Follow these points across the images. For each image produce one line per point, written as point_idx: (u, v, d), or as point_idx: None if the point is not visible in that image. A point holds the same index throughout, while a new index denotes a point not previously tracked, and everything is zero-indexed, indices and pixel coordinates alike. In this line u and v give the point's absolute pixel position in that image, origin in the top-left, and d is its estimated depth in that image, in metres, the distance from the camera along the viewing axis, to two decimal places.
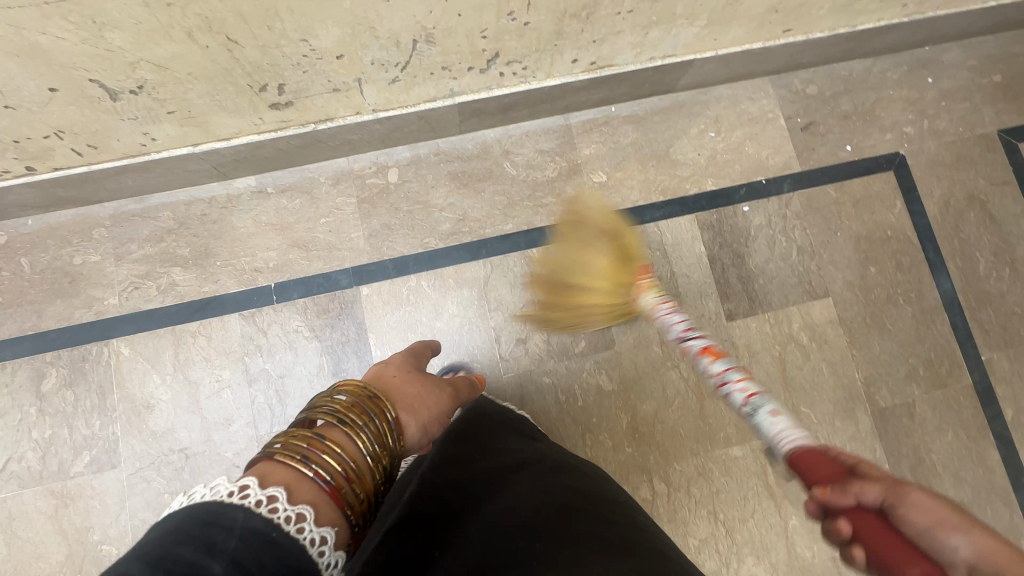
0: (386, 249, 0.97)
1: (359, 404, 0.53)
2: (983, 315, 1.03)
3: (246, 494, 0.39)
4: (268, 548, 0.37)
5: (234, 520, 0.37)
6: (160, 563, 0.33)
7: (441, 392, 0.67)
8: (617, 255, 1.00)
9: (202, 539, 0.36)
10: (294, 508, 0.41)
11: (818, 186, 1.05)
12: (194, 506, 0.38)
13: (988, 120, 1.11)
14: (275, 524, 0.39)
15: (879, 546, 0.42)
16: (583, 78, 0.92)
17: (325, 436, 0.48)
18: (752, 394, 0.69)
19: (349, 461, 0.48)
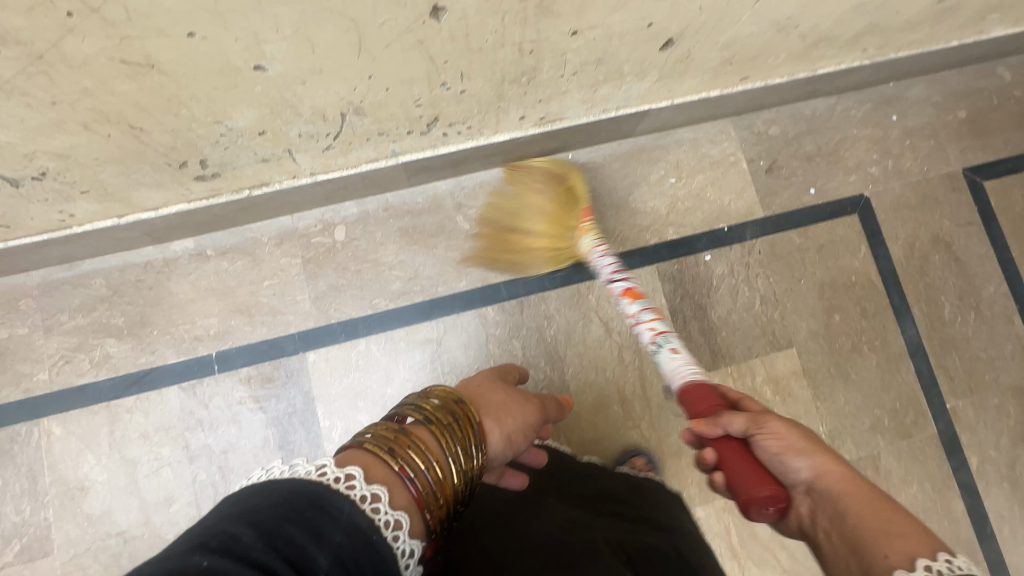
0: (334, 312, 0.93)
1: (449, 405, 0.53)
2: (948, 361, 1.01)
3: (353, 485, 0.42)
4: (366, 551, 0.39)
5: (340, 511, 0.40)
6: (270, 539, 0.36)
7: (533, 403, 0.65)
8: (576, 311, 0.97)
9: (311, 521, 0.38)
10: (392, 513, 0.42)
11: (780, 232, 1.03)
12: (301, 483, 0.40)
13: (953, 158, 1.09)
14: (376, 526, 0.41)
15: (730, 461, 0.52)
16: (533, 132, 0.88)
17: (410, 432, 0.49)
18: (659, 332, 0.79)
19: (433, 466, 0.48)
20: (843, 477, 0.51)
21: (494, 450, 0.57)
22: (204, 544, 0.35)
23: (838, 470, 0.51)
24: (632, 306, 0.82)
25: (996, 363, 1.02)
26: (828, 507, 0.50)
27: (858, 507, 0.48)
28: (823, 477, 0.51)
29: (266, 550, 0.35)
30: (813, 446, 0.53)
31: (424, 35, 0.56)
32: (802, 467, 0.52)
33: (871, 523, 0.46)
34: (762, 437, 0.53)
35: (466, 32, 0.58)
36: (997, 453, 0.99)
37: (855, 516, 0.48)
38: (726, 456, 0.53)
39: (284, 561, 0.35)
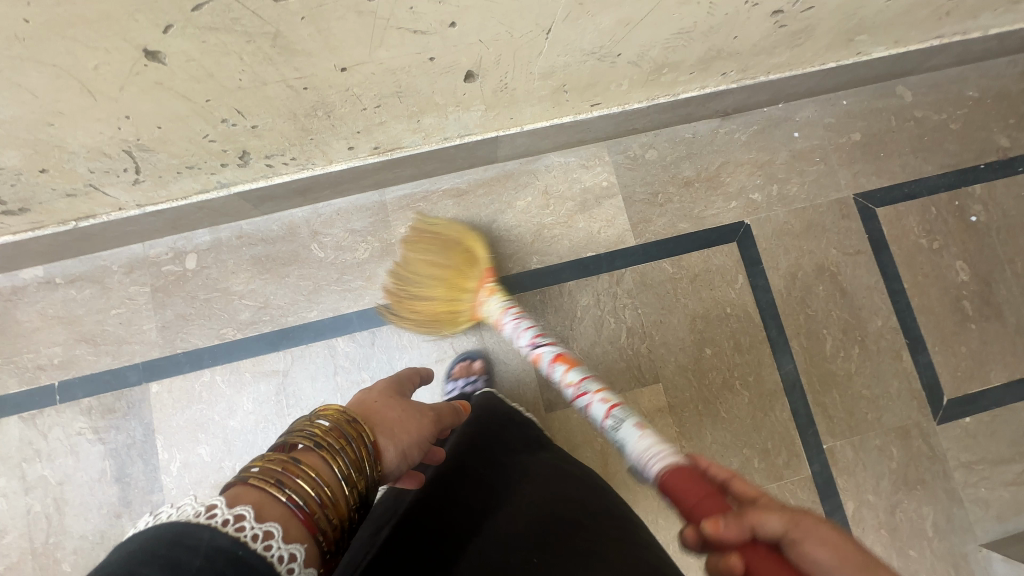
0: (180, 341, 0.92)
1: (339, 424, 0.47)
2: (828, 398, 0.96)
3: (213, 513, 0.35)
4: (235, 567, 0.33)
5: (200, 539, 0.33)
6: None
7: (428, 413, 0.59)
8: (430, 342, 0.94)
9: (165, 559, 0.31)
10: (262, 525, 0.36)
11: (652, 261, 0.99)
12: (159, 527, 0.34)
13: (844, 183, 1.04)
14: (242, 542, 0.34)
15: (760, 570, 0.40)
16: (373, 161, 0.86)
17: (302, 461, 0.43)
18: (614, 406, 0.62)
19: (323, 490, 0.42)
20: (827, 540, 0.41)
21: (392, 467, 0.51)
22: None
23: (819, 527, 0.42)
24: (569, 373, 0.70)
25: (880, 402, 0.96)
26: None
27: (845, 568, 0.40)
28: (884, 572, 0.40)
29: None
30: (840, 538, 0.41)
31: (161, 77, 0.55)
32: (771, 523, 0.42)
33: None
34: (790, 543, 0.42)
35: (207, 72, 0.56)
36: (876, 497, 0.94)
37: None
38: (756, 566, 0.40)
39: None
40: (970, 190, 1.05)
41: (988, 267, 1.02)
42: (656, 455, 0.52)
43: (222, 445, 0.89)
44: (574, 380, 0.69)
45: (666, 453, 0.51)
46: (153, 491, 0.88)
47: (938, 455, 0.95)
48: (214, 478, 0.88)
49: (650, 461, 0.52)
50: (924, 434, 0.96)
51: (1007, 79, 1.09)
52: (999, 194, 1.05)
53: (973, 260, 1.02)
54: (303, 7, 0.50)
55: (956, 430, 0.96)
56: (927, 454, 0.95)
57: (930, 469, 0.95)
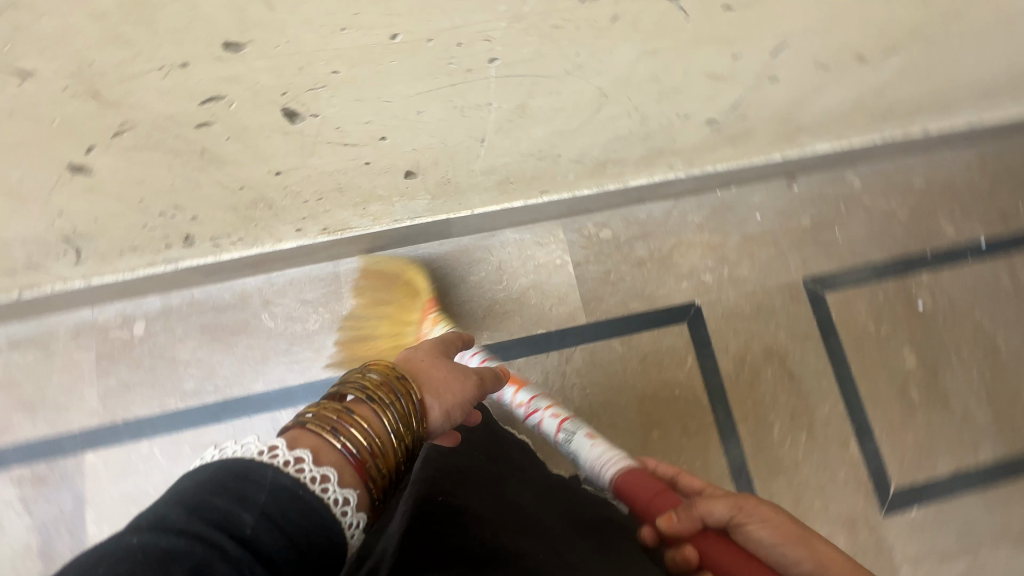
0: (121, 410, 0.91)
1: (388, 380, 0.49)
2: (774, 486, 0.96)
3: (276, 454, 0.39)
4: (294, 505, 0.37)
5: (264, 476, 0.38)
6: (194, 510, 0.35)
7: (474, 375, 0.59)
8: None
9: (233, 490, 0.36)
10: (319, 469, 0.40)
11: (602, 340, 0.99)
12: (223, 460, 0.38)
13: (794, 267, 1.06)
14: (302, 483, 0.38)
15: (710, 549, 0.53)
16: (323, 239, 0.87)
17: (354, 410, 0.45)
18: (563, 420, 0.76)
19: (375, 439, 0.45)
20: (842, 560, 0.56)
21: (434, 426, 0.53)
22: (137, 523, 0.34)
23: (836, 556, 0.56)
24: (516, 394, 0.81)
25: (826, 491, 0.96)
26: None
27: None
28: (822, 561, 0.55)
29: (192, 520, 0.34)
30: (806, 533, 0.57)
31: (90, 184, 0.56)
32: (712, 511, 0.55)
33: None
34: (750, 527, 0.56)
35: (137, 179, 0.57)
36: None
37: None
38: (709, 550, 0.53)
39: (209, 525, 0.34)
40: (917, 277, 1.08)
41: (934, 354, 1.04)
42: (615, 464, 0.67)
43: None
44: (523, 402, 0.83)
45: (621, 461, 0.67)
46: None
47: (885, 548, 0.94)
48: None
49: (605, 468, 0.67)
50: (870, 525, 0.95)
51: (953, 169, 1.13)
52: (945, 282, 1.08)
53: (920, 347, 1.04)
54: (227, 131, 0.52)
55: (903, 522, 0.96)
56: (873, 547, 0.94)
57: (877, 562, 0.94)
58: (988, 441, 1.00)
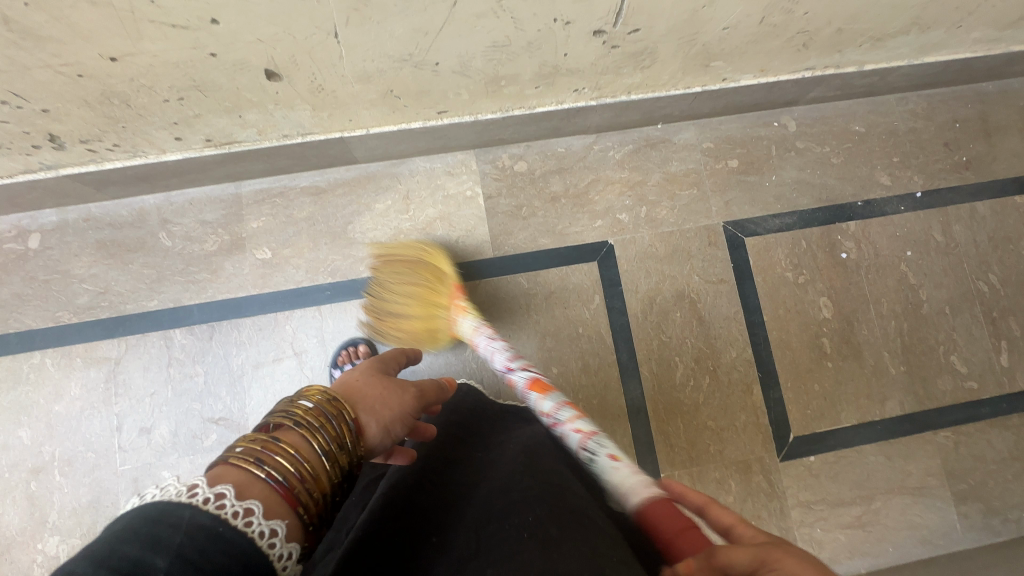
0: (13, 321, 0.91)
1: (318, 402, 0.46)
2: (671, 427, 0.95)
3: (195, 493, 0.35)
4: (214, 544, 0.32)
5: (183, 516, 0.33)
6: (99, 561, 0.29)
7: (411, 388, 0.57)
8: (268, 341, 0.93)
9: (146, 535, 0.31)
10: (241, 503, 0.35)
11: (508, 275, 0.97)
12: (140, 508, 0.33)
13: (716, 210, 1.02)
14: (223, 518, 0.34)
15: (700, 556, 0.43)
16: (211, 153, 0.85)
17: (280, 438, 0.42)
18: (589, 434, 0.62)
19: (303, 464, 0.41)
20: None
21: (374, 443, 0.50)
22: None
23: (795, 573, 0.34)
24: (544, 401, 0.69)
25: (724, 434, 0.95)
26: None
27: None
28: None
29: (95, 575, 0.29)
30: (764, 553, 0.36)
31: None
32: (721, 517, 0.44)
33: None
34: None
35: None
36: None
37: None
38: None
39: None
40: (844, 226, 1.04)
41: (852, 305, 1.01)
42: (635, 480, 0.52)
43: (43, 428, 0.88)
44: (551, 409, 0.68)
45: (647, 481, 0.51)
46: None
47: (777, 493, 0.94)
48: (31, 462, 0.87)
49: (627, 493, 0.51)
50: (765, 469, 0.95)
51: (896, 116, 1.08)
52: (873, 233, 1.04)
53: (838, 297, 1.01)
54: None
55: (799, 468, 0.95)
56: (766, 491, 0.94)
57: (767, 506, 0.94)
58: (897, 394, 0.99)
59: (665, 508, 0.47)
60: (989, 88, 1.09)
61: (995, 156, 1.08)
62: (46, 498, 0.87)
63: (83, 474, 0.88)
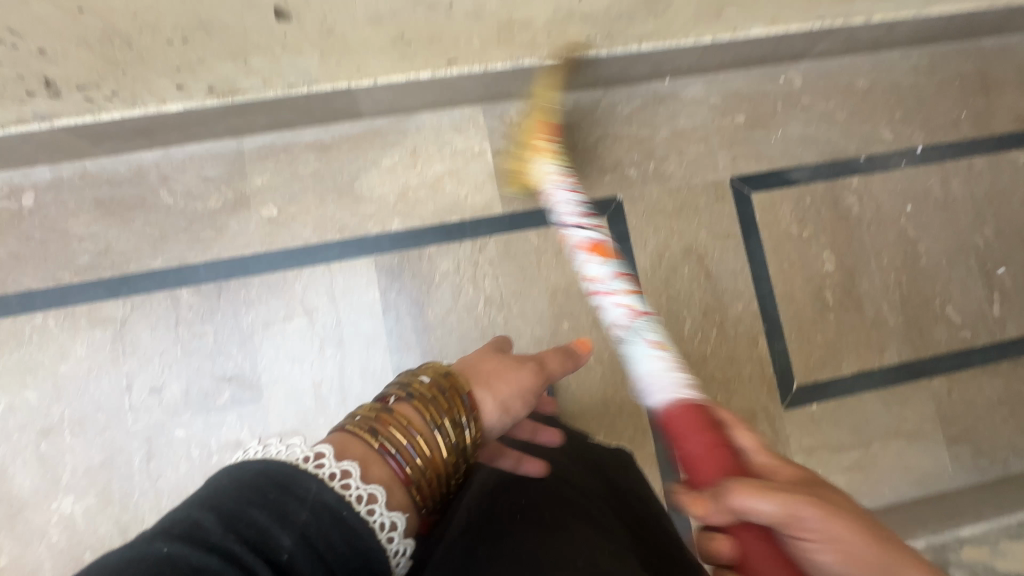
0: (11, 282, 0.88)
1: (435, 379, 0.55)
2: None
3: (321, 465, 0.44)
4: (335, 526, 0.41)
5: (307, 491, 0.42)
6: (232, 523, 0.39)
7: (529, 364, 0.64)
8: (278, 299, 0.92)
9: (274, 504, 0.41)
10: (366, 488, 0.44)
11: (517, 231, 0.97)
12: (269, 465, 0.43)
13: (723, 165, 1.03)
14: (346, 502, 0.43)
15: (751, 551, 0.49)
16: (213, 104, 0.80)
17: (397, 412, 0.51)
18: (637, 314, 0.71)
19: (418, 441, 0.50)
20: (856, 527, 0.47)
21: (490, 419, 0.57)
22: (167, 531, 0.38)
23: (847, 523, 0.47)
24: (599, 267, 0.76)
25: (731, 384, 0.98)
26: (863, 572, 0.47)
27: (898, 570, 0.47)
28: (838, 540, 0.47)
29: (227, 534, 0.38)
30: (814, 498, 0.48)
31: None
32: (763, 511, 0.47)
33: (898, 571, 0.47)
34: (764, 523, 0.48)
35: None
36: None
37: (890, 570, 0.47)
38: (742, 539, 0.49)
39: (244, 543, 0.38)
40: (848, 181, 1.05)
41: (854, 259, 1.03)
42: (668, 388, 0.61)
43: (50, 389, 0.87)
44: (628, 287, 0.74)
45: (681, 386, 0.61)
46: None
47: (781, 439, 0.97)
48: (40, 423, 0.86)
49: (655, 392, 0.62)
50: (770, 417, 0.98)
51: (899, 71, 1.08)
52: (875, 188, 1.05)
53: (840, 251, 1.03)
54: None
55: (801, 415, 0.98)
56: (770, 438, 0.97)
57: (772, 452, 0.97)
58: (895, 344, 1.02)
59: (690, 418, 0.56)
60: (989, 44, 1.11)
61: (993, 112, 1.10)
62: (58, 459, 0.86)
63: (94, 434, 0.87)
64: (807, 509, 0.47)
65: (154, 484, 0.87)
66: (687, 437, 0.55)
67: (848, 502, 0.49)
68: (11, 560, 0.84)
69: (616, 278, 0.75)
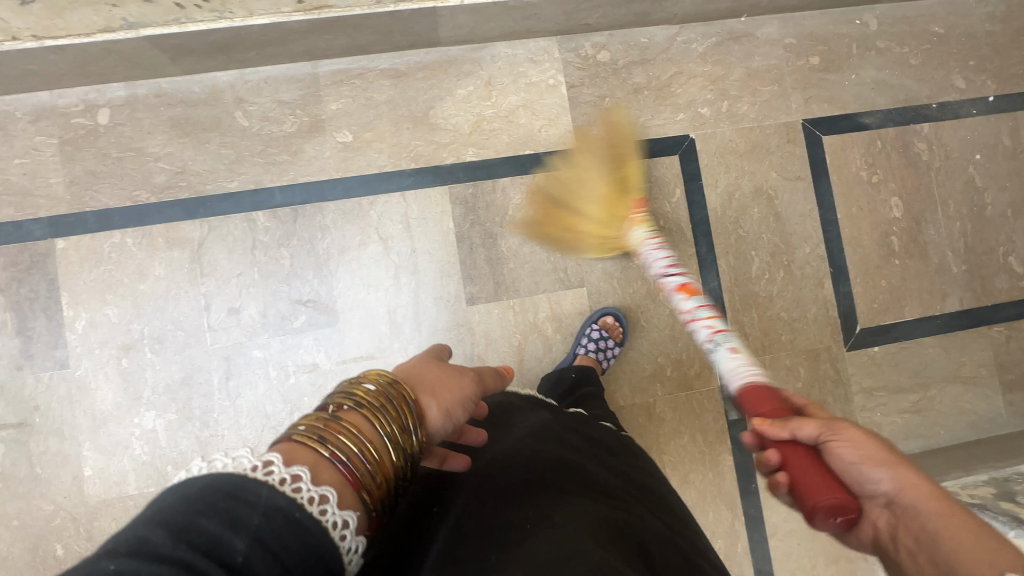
0: (89, 200, 0.88)
1: (378, 382, 0.42)
2: (746, 318, 0.98)
3: (270, 470, 0.33)
4: (292, 531, 0.32)
5: (261, 496, 0.32)
6: (181, 535, 0.29)
7: (469, 372, 0.51)
8: (353, 225, 0.92)
9: (225, 512, 0.30)
10: (317, 488, 0.34)
11: (590, 166, 0.97)
12: (218, 475, 0.32)
13: (795, 107, 1.02)
14: (299, 504, 0.33)
15: (802, 468, 0.47)
16: (300, 19, 0.80)
17: (342, 417, 0.39)
18: (717, 330, 0.68)
19: (367, 447, 0.38)
20: (927, 490, 0.47)
21: (436, 429, 0.45)
22: (109, 552, 0.28)
23: (918, 481, 0.48)
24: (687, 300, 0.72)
25: (795, 325, 0.99)
26: (911, 530, 0.47)
27: (973, 545, 0.44)
28: (906, 488, 0.47)
29: (179, 545, 0.28)
30: (897, 458, 0.49)
31: None
32: (806, 428, 0.49)
33: (972, 552, 0.43)
34: (834, 446, 0.49)
35: None
36: None
37: (962, 546, 0.44)
38: (792, 463, 0.48)
39: (197, 553, 0.28)
40: (918, 128, 1.04)
41: (921, 206, 1.03)
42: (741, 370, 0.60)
43: (130, 307, 0.87)
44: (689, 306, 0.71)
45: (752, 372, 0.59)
46: (56, 347, 0.86)
47: (842, 380, 0.99)
48: (121, 340, 0.87)
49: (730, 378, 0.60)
50: (833, 358, 0.99)
51: (974, 18, 1.07)
52: (944, 136, 1.05)
53: (908, 198, 1.03)
54: None
55: (863, 358, 1.00)
56: (832, 378, 0.99)
57: (833, 391, 0.99)
58: (957, 291, 1.03)
59: (760, 390, 0.56)
60: None
61: None
62: (139, 374, 0.87)
63: (174, 352, 0.88)
64: (851, 430, 0.49)
65: (233, 402, 0.88)
66: (760, 400, 0.54)
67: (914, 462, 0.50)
68: (96, 471, 0.86)
69: (702, 308, 0.72)
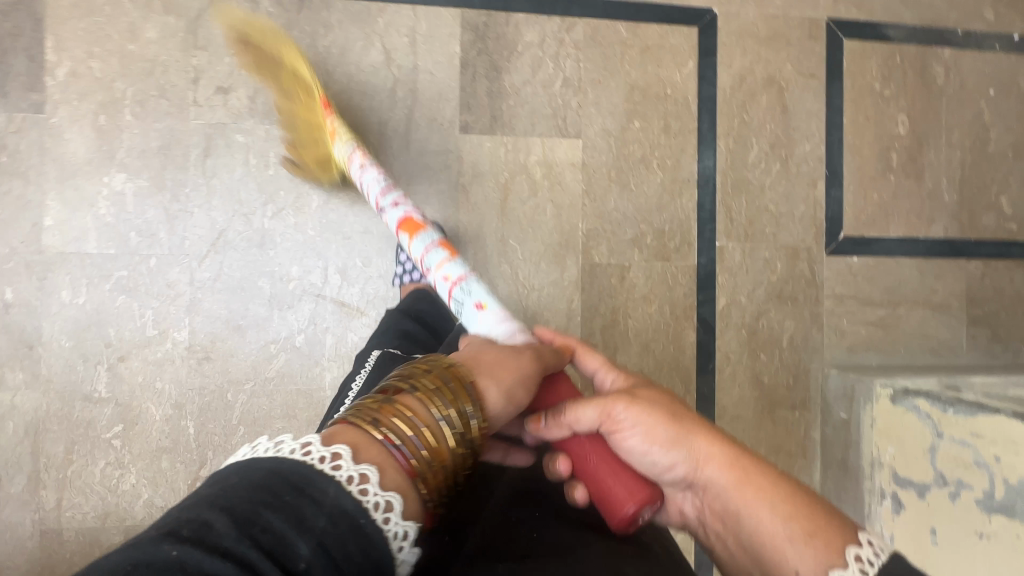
0: None
1: (436, 369, 0.47)
2: (734, 203, 0.98)
3: (340, 467, 0.37)
4: (355, 536, 0.35)
5: (324, 494, 0.36)
6: (247, 528, 0.33)
7: (533, 351, 0.54)
8: (359, 29, 0.89)
9: (292, 507, 0.34)
10: (383, 494, 0.38)
11: (608, 19, 0.95)
12: (282, 461, 0.36)
13: (823, 5, 1.00)
14: (365, 509, 0.36)
15: (601, 469, 0.51)
16: None
17: (399, 401, 0.44)
18: (456, 282, 0.70)
19: (424, 433, 0.42)
20: (726, 460, 0.51)
21: (496, 411, 0.48)
22: (174, 532, 0.32)
23: (721, 450, 0.51)
24: (411, 242, 0.76)
25: (781, 219, 0.99)
26: (719, 507, 0.51)
27: (775, 509, 0.49)
28: (701, 465, 0.51)
29: (242, 537, 0.32)
30: (686, 433, 0.52)
31: None
32: (587, 420, 0.51)
33: (767, 523, 0.48)
34: (621, 436, 0.51)
35: None
36: (748, 301, 0.98)
37: (752, 515, 0.49)
38: (589, 463, 0.51)
39: (262, 550, 0.32)
40: (939, 51, 1.03)
41: (926, 128, 1.03)
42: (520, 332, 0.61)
43: (117, 65, 0.85)
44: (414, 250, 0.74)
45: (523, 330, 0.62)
46: (33, 90, 0.83)
47: (816, 281, 1.00)
48: (101, 96, 0.84)
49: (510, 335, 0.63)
50: (811, 259, 1.00)
51: None
52: (963, 64, 1.04)
53: (915, 118, 1.02)
54: None
55: (840, 265, 1.00)
56: (807, 278, 0.99)
57: (805, 291, 0.99)
58: (943, 219, 1.03)
59: (537, 373, 0.56)
60: None
61: None
62: (115, 135, 0.84)
63: (154, 120, 0.85)
64: (623, 410, 0.51)
65: (208, 182, 0.86)
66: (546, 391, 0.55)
67: (688, 413, 0.54)
68: (57, 222, 0.84)
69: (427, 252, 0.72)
